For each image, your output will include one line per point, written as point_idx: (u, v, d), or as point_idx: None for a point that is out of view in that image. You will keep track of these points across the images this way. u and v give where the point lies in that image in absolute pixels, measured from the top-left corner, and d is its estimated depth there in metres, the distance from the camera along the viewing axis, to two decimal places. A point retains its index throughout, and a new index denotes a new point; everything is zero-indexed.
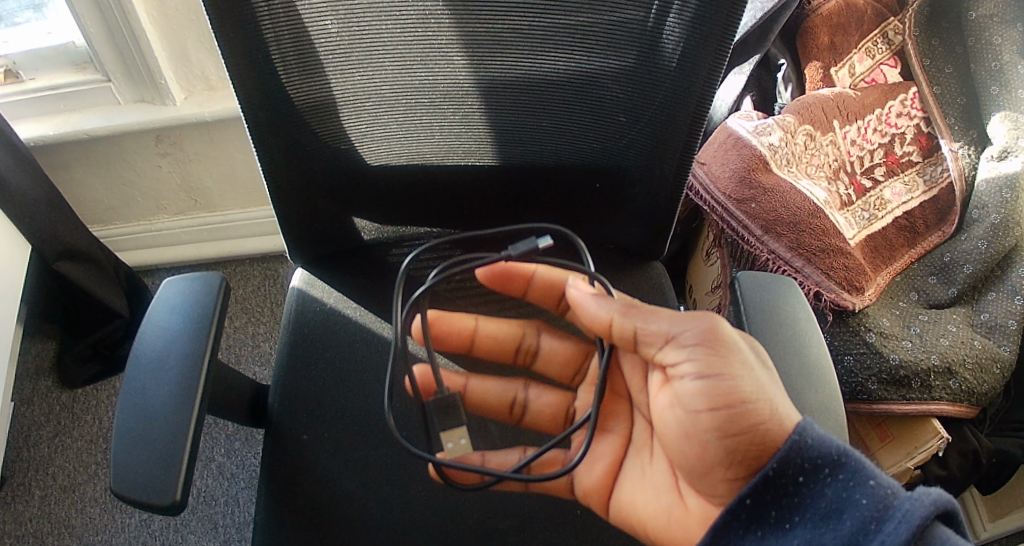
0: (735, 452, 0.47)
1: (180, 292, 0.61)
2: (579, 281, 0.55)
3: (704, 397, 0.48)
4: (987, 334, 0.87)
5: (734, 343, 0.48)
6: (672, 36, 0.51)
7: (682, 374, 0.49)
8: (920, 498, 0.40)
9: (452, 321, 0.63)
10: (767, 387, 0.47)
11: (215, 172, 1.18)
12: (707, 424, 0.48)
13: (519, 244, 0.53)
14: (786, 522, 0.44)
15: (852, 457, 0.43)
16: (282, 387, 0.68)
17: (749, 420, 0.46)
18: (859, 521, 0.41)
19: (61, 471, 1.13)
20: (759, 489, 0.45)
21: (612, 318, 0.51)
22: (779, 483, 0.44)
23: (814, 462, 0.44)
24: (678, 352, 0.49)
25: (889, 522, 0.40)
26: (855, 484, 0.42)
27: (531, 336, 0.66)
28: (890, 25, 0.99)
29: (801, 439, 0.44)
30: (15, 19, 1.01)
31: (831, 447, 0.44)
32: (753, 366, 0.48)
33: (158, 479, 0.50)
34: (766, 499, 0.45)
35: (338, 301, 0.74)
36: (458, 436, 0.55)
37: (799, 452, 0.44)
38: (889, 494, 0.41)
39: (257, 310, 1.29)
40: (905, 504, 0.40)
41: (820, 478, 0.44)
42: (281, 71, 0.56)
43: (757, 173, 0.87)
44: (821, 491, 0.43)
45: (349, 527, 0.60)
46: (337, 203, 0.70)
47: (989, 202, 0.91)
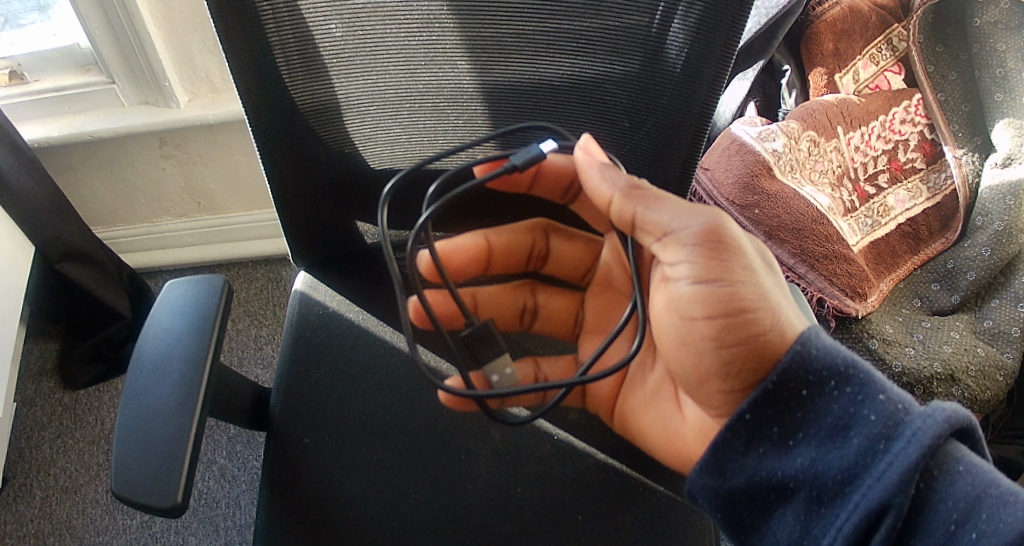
0: (733, 359, 0.48)
1: (182, 294, 0.61)
2: (592, 141, 0.50)
3: (701, 305, 0.48)
4: (990, 341, 0.87)
5: (739, 247, 0.47)
6: (676, 42, 0.51)
7: (679, 277, 0.48)
8: (932, 415, 0.40)
9: (462, 240, 0.61)
10: (769, 291, 0.48)
11: (219, 174, 1.19)
12: (704, 332, 0.49)
13: (521, 152, 0.52)
14: (790, 439, 0.45)
15: (860, 368, 0.44)
16: (285, 390, 0.68)
17: (750, 329, 0.47)
18: (868, 439, 0.42)
19: (62, 472, 1.13)
20: (763, 400, 0.46)
21: (611, 197, 0.48)
22: (781, 398, 0.45)
23: (819, 374, 0.44)
24: (676, 252, 0.47)
25: (899, 440, 0.41)
26: (864, 399, 0.43)
27: (541, 241, 0.65)
28: (894, 31, 0.98)
29: (805, 351, 0.45)
30: (21, 21, 1.01)
31: (838, 358, 0.44)
32: (757, 271, 0.47)
33: (159, 482, 0.50)
34: (767, 414, 0.46)
35: (341, 305, 0.74)
36: (502, 367, 0.54)
37: (802, 363, 0.45)
38: (899, 410, 0.42)
39: (259, 313, 1.29)
40: (917, 421, 0.40)
41: (826, 392, 0.44)
42: (286, 76, 0.57)
43: (761, 179, 0.87)
44: (828, 406, 0.44)
45: (349, 531, 0.60)
46: (341, 207, 0.70)
47: (993, 209, 0.91)
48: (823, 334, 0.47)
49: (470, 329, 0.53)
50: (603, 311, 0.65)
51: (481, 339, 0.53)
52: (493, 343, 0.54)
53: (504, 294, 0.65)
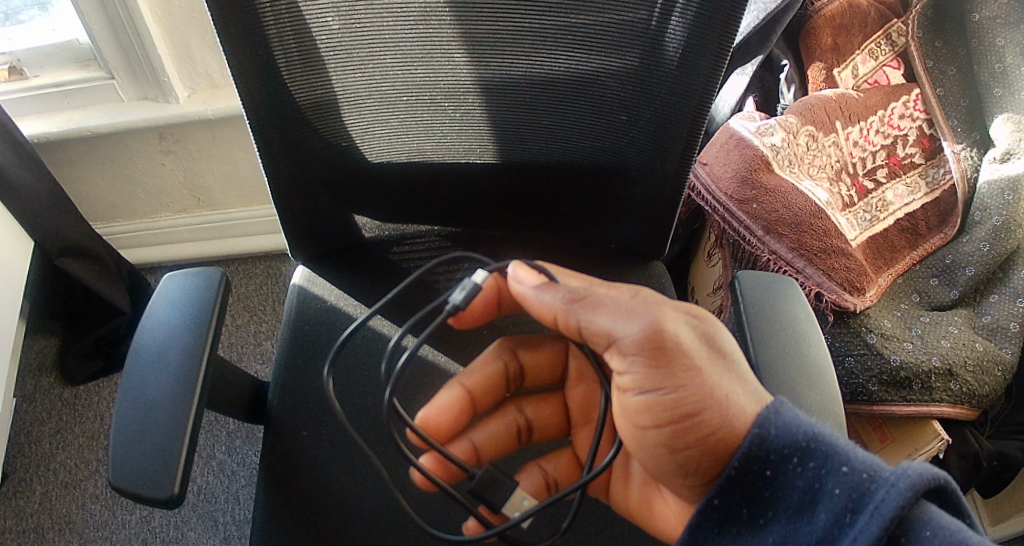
0: (689, 460, 0.47)
1: (180, 287, 0.61)
2: (521, 265, 0.51)
3: (650, 413, 0.47)
4: (989, 337, 0.87)
5: (681, 344, 0.45)
6: (675, 36, 0.51)
7: (628, 387, 0.47)
8: (896, 483, 0.38)
9: (440, 399, 0.58)
10: (719, 381, 0.46)
11: (219, 170, 1.19)
12: (655, 438, 0.48)
13: (457, 290, 0.52)
14: (761, 518, 0.44)
15: (822, 440, 0.42)
16: (282, 385, 0.68)
17: (700, 431, 0.45)
18: (835, 513, 0.40)
19: (62, 468, 1.13)
20: (731, 481, 0.44)
21: (556, 313, 0.49)
22: (747, 479, 0.44)
23: (780, 452, 0.43)
24: (621, 359, 0.47)
25: (863, 514, 0.39)
26: (827, 472, 0.41)
27: (512, 361, 0.62)
28: (893, 26, 0.99)
29: (763, 431, 0.43)
30: (20, 17, 1.01)
31: (798, 434, 0.43)
32: (703, 363, 0.46)
33: (157, 473, 0.50)
34: (736, 498, 0.44)
35: (338, 298, 0.73)
36: (518, 499, 0.51)
37: (760, 445, 0.43)
38: (865, 478, 0.40)
39: (260, 309, 1.29)
40: (880, 492, 0.38)
41: (789, 469, 0.43)
42: (284, 70, 0.57)
43: (759, 174, 0.87)
44: (792, 483, 0.43)
45: (344, 527, 0.60)
46: (339, 199, 0.70)
47: (992, 204, 0.91)
48: (793, 409, 0.45)
49: (472, 483, 0.51)
50: (586, 400, 0.63)
51: (489, 481, 0.51)
52: (500, 479, 0.51)
53: (491, 426, 0.62)
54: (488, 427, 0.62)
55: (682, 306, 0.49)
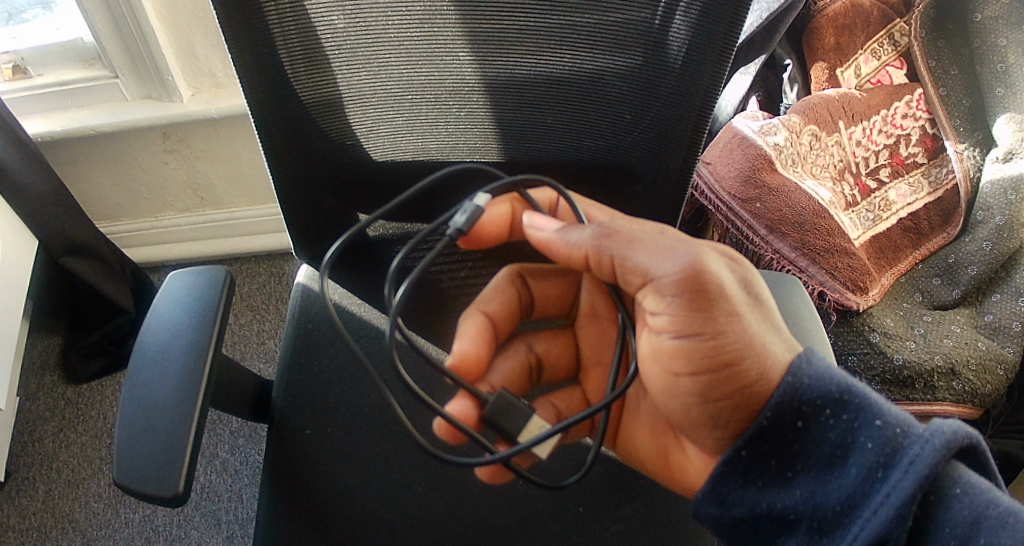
0: (720, 411, 0.48)
1: (185, 285, 0.61)
2: (536, 214, 0.50)
3: (684, 361, 0.47)
4: (991, 336, 0.87)
5: (725, 289, 0.45)
6: (679, 35, 0.51)
7: (661, 329, 0.47)
8: (931, 439, 0.39)
9: (466, 329, 0.56)
10: (755, 329, 0.46)
11: (222, 169, 1.19)
12: (686, 393, 0.48)
13: (458, 213, 0.49)
14: (788, 472, 0.46)
15: (854, 392, 0.44)
16: (287, 383, 0.68)
17: (737, 382, 0.46)
18: (866, 468, 0.41)
19: (66, 465, 1.14)
20: (763, 434, 0.46)
21: (586, 252, 0.47)
22: (779, 431, 0.45)
23: (813, 403, 0.44)
24: (657, 302, 0.46)
25: (895, 470, 0.40)
26: (859, 426, 0.43)
27: (523, 291, 0.61)
28: (895, 26, 0.99)
29: (796, 381, 0.44)
30: (26, 16, 1.02)
31: (831, 386, 0.44)
32: (741, 310, 0.45)
33: (163, 471, 0.51)
34: (765, 450, 0.46)
35: (343, 297, 0.74)
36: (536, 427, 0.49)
37: (794, 396, 0.44)
38: (897, 433, 0.41)
39: (262, 307, 1.29)
40: (913, 449, 0.40)
41: (821, 422, 0.44)
42: (289, 69, 0.57)
43: (763, 173, 0.87)
44: (824, 434, 0.44)
45: (350, 522, 0.60)
46: (344, 198, 0.70)
47: (994, 204, 0.91)
48: (825, 357, 0.46)
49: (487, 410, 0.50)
50: (597, 340, 0.62)
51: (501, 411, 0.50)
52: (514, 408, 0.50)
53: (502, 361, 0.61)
54: (503, 365, 0.61)
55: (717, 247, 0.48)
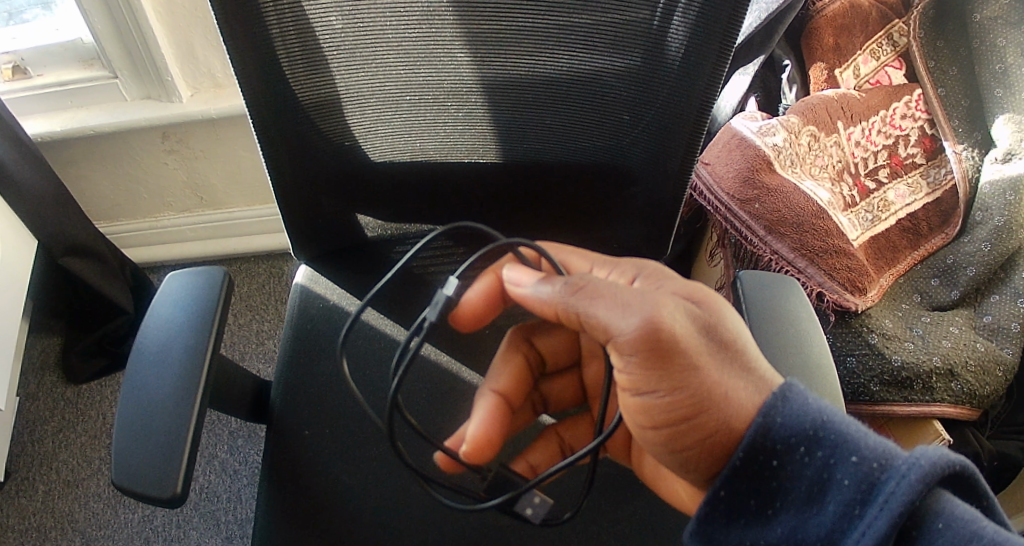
0: (689, 459, 0.46)
1: (183, 286, 0.61)
2: (513, 268, 0.50)
3: (647, 415, 0.46)
4: (990, 337, 0.87)
5: (686, 339, 0.43)
6: (677, 36, 0.51)
7: (624, 384, 0.46)
8: (906, 475, 0.37)
9: (479, 414, 0.54)
10: (722, 373, 0.44)
11: (221, 169, 1.19)
12: (654, 438, 0.47)
13: (429, 307, 0.48)
14: (768, 509, 0.43)
15: (830, 429, 0.42)
16: (285, 383, 0.68)
17: (700, 434, 0.45)
18: (843, 505, 0.39)
19: (65, 466, 1.14)
20: (739, 470, 0.43)
21: (555, 306, 0.45)
22: (754, 471, 0.43)
23: (786, 442, 0.42)
24: (618, 357, 0.44)
25: (871, 507, 0.38)
26: (835, 463, 0.41)
27: (528, 351, 0.60)
28: (894, 27, 0.99)
29: (770, 419, 0.43)
30: (25, 16, 1.02)
31: (805, 423, 0.42)
32: (705, 356, 0.44)
33: (162, 472, 0.51)
34: (743, 488, 0.44)
35: (340, 297, 0.75)
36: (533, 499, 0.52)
37: (766, 436, 0.43)
38: (874, 469, 0.39)
39: (261, 308, 1.29)
40: (890, 485, 0.38)
41: (797, 459, 0.42)
42: (288, 69, 0.57)
43: (761, 173, 0.87)
44: (800, 472, 0.42)
45: (348, 523, 0.60)
46: (342, 199, 0.70)
47: (993, 205, 0.91)
48: (809, 390, 0.44)
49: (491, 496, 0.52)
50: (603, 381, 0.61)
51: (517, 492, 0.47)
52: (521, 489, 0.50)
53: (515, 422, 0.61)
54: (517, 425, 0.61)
55: (689, 294, 0.46)
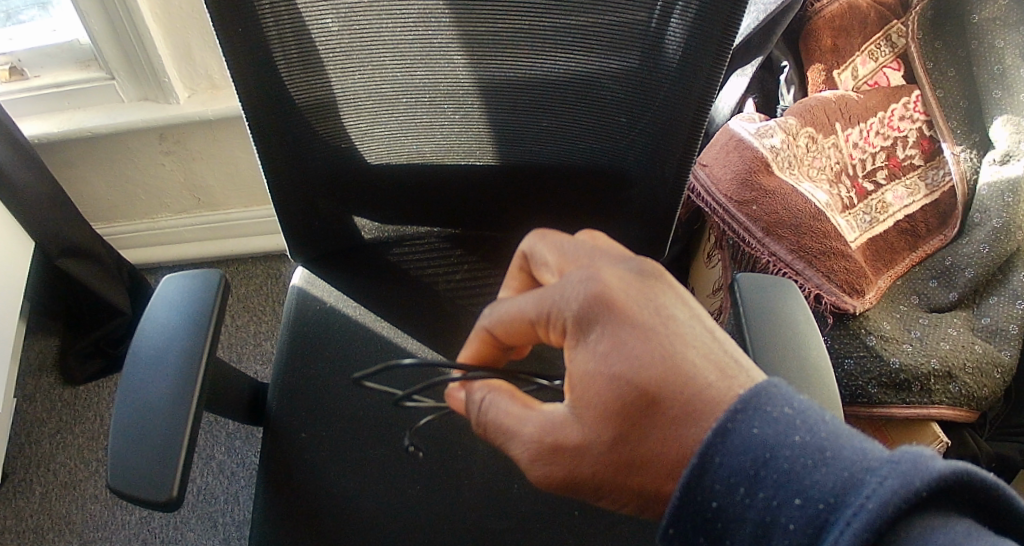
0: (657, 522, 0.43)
1: (178, 290, 0.61)
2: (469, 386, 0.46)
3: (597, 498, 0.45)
4: (988, 339, 0.87)
5: (572, 473, 0.40)
6: (674, 38, 0.51)
7: None
8: (852, 523, 0.28)
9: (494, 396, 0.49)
10: (629, 469, 0.39)
11: (218, 170, 1.19)
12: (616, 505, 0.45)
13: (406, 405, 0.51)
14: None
15: (779, 461, 0.32)
16: (281, 386, 0.68)
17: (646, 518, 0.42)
18: None
19: (62, 468, 1.14)
20: (675, 519, 0.34)
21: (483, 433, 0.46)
22: (692, 509, 0.34)
23: (726, 481, 0.33)
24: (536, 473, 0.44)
25: None
26: (779, 505, 0.31)
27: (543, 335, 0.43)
28: (892, 28, 0.99)
29: (705, 460, 0.33)
30: (21, 17, 1.01)
31: (743, 460, 0.32)
32: (600, 469, 0.39)
33: (157, 475, 0.50)
34: (690, 526, 0.34)
35: (337, 300, 0.73)
36: None
37: (699, 473, 0.33)
38: (822, 511, 0.30)
39: (259, 309, 1.29)
40: (835, 532, 0.29)
41: (736, 502, 0.33)
42: (283, 69, 0.56)
43: (759, 175, 0.87)
44: (742, 514, 0.32)
45: (341, 529, 0.60)
46: (337, 201, 0.70)
47: (991, 206, 0.91)
48: (764, 408, 0.33)
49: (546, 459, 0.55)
50: None
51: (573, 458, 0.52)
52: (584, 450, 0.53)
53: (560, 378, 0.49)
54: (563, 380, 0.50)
55: (581, 395, 0.39)
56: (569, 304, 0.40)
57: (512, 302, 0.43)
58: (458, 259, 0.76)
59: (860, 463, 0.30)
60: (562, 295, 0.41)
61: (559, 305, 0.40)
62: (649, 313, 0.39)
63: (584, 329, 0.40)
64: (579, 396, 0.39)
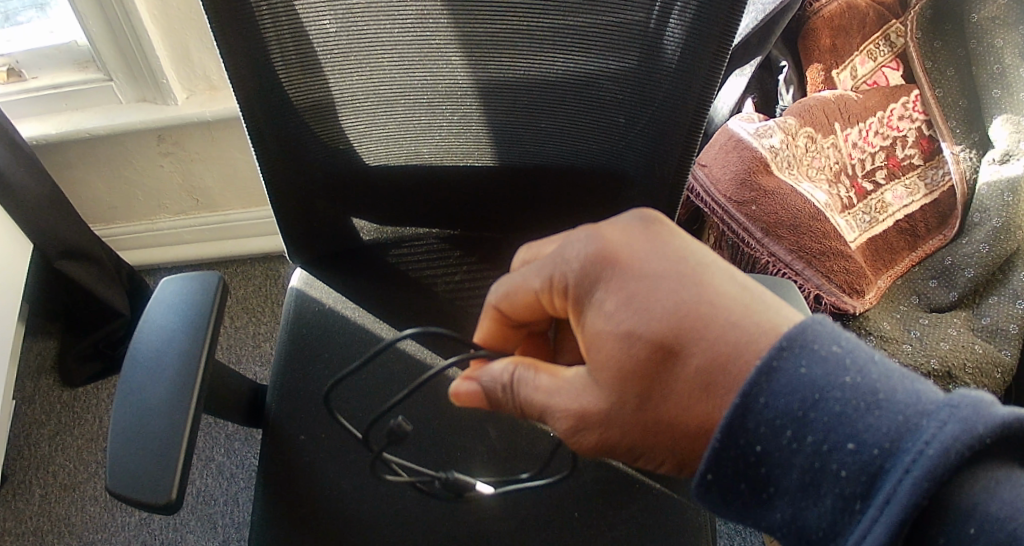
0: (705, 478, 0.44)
1: (177, 292, 0.61)
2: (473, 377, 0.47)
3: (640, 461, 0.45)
4: (988, 338, 0.86)
5: (608, 434, 0.42)
6: (673, 39, 0.50)
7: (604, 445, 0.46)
8: (910, 472, 0.29)
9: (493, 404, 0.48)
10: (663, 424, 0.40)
11: (216, 172, 1.19)
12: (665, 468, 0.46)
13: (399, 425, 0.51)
14: (764, 492, 0.35)
15: (829, 405, 0.33)
16: (280, 388, 0.68)
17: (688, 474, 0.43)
18: (840, 499, 0.32)
19: (61, 470, 1.14)
20: (715, 462, 0.35)
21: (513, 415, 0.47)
22: (732, 454, 0.35)
23: (772, 424, 0.34)
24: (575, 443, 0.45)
25: (871, 505, 0.30)
26: (830, 450, 0.32)
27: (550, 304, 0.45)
28: (891, 27, 0.99)
29: (748, 401, 0.34)
30: (18, 19, 1.01)
31: (792, 403, 0.33)
32: (632, 429, 0.41)
33: (155, 479, 0.50)
34: (729, 471, 0.35)
35: (337, 301, 0.73)
36: None
37: (744, 416, 0.34)
38: (876, 457, 0.31)
39: (258, 310, 1.29)
40: (891, 481, 0.29)
41: (784, 446, 0.34)
42: (281, 70, 0.56)
43: (758, 175, 0.87)
44: (790, 459, 0.34)
45: (341, 530, 0.60)
46: (334, 200, 0.70)
47: (991, 206, 0.91)
48: (810, 348, 0.34)
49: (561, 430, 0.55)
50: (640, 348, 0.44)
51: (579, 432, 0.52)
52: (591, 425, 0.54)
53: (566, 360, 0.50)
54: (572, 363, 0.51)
55: (598, 355, 0.41)
56: (569, 268, 0.42)
57: (514, 276, 0.46)
58: (458, 258, 0.76)
59: (915, 408, 0.31)
60: (563, 259, 0.43)
61: (560, 269, 0.43)
62: (654, 261, 0.41)
63: (589, 289, 0.42)
64: (596, 356, 0.41)
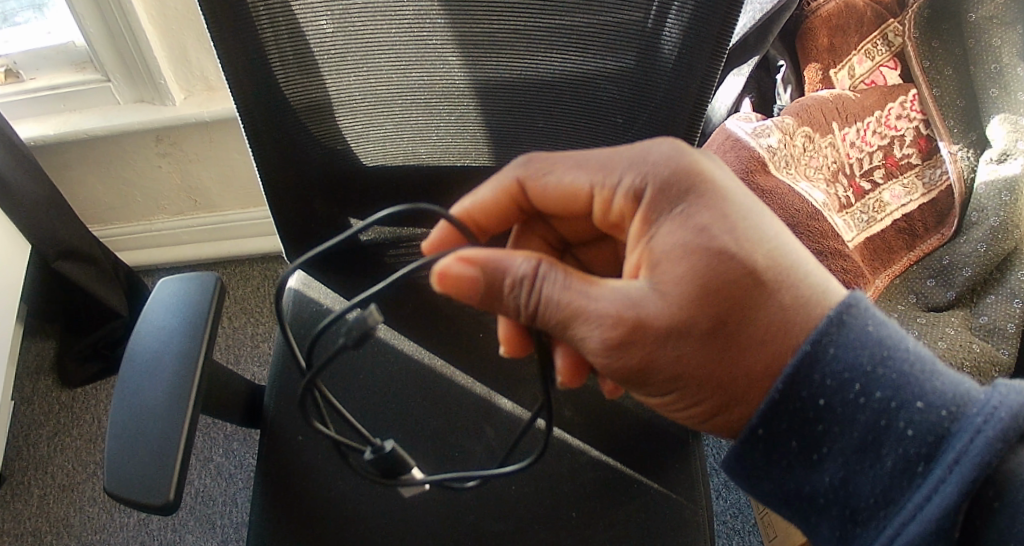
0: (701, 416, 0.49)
1: (174, 292, 0.61)
2: (473, 261, 0.42)
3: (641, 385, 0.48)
4: (987, 337, 0.86)
5: (654, 345, 0.44)
6: (671, 36, 0.50)
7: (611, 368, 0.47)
8: (984, 429, 0.35)
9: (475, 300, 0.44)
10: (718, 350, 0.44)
11: (214, 172, 1.18)
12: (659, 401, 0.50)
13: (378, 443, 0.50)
14: (815, 454, 0.41)
15: (892, 367, 0.39)
16: (278, 387, 0.68)
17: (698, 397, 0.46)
18: (904, 460, 0.38)
19: (60, 471, 1.13)
20: (774, 416, 0.41)
21: (518, 314, 0.44)
22: (796, 408, 0.41)
23: (840, 378, 0.39)
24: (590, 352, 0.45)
25: (939, 464, 0.36)
26: (898, 409, 0.38)
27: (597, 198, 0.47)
28: (889, 27, 0.98)
29: (818, 348, 0.40)
30: (15, 19, 1.01)
31: (862, 357, 0.39)
32: (688, 349, 0.44)
33: (154, 479, 0.50)
34: (783, 427, 0.41)
35: (335, 301, 0.75)
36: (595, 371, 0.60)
37: (813, 365, 0.40)
38: (944, 417, 0.37)
39: (257, 311, 1.29)
40: (961, 441, 0.36)
41: (850, 400, 0.39)
42: (278, 71, 0.56)
43: (756, 174, 0.86)
44: (853, 415, 0.39)
45: (343, 529, 0.60)
46: (331, 201, 0.69)
47: (989, 205, 0.90)
48: (873, 312, 0.41)
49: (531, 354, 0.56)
50: None
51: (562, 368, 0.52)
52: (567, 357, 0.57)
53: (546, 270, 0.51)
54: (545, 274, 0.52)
55: (667, 270, 0.43)
56: (655, 173, 0.45)
57: (568, 168, 0.48)
58: None
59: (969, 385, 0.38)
60: (646, 165, 0.45)
61: (640, 172, 0.45)
62: (734, 195, 0.45)
63: (672, 201, 0.44)
64: (665, 271, 0.44)
